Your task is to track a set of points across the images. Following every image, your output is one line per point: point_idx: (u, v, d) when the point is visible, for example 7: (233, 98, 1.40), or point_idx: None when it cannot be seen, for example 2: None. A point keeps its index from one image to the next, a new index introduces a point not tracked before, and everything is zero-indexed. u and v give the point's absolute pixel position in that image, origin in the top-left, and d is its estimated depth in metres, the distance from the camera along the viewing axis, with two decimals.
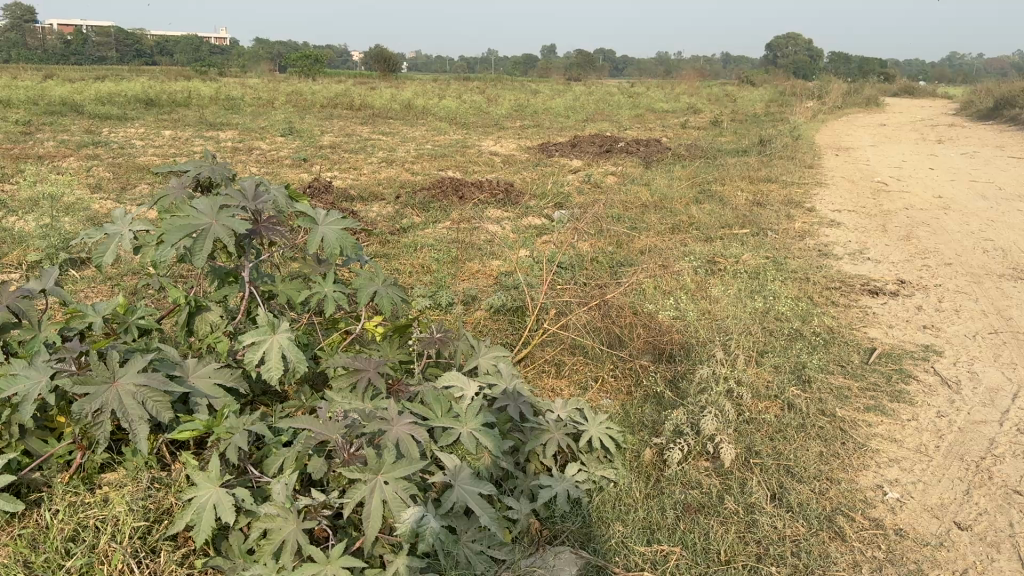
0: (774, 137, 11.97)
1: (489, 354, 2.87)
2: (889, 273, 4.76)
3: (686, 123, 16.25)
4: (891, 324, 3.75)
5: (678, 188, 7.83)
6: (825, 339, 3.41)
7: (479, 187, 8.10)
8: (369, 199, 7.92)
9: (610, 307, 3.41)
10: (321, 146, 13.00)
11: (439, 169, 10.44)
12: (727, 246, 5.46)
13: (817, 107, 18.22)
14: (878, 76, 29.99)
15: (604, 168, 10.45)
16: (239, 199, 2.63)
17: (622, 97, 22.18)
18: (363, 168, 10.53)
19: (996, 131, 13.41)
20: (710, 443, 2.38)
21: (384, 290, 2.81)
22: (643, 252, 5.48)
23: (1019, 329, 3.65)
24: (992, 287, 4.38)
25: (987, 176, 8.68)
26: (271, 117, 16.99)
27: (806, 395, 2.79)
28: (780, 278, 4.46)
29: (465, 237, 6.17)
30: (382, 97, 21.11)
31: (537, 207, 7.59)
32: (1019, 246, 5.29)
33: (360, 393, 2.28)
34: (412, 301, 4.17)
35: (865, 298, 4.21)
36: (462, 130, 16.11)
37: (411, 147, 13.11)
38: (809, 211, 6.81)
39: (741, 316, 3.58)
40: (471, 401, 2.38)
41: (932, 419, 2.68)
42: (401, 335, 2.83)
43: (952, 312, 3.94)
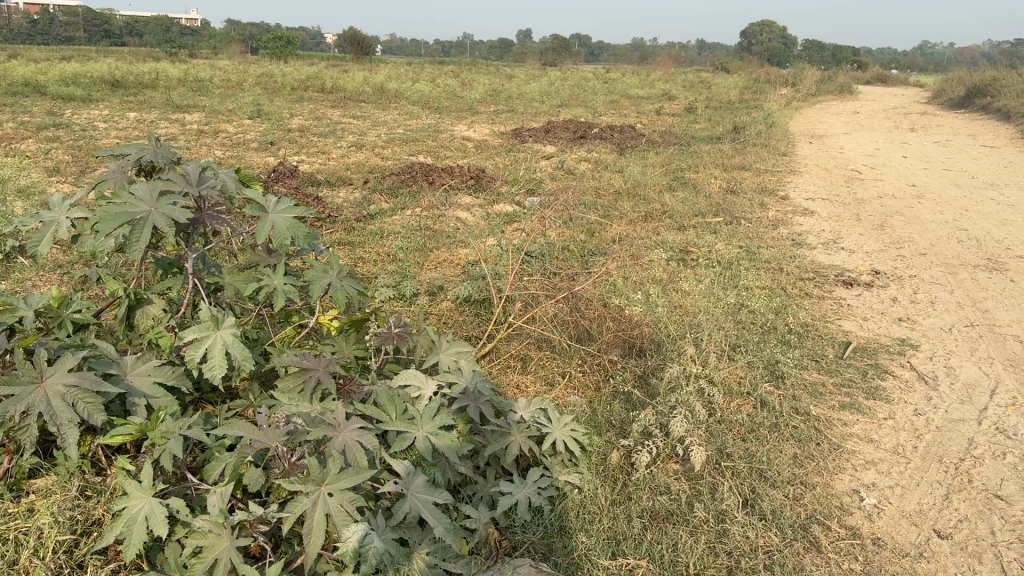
0: (748, 124, 11.91)
1: (451, 350, 2.73)
2: (863, 263, 4.68)
3: (661, 109, 16.17)
4: (865, 317, 3.66)
5: (651, 176, 7.74)
6: (798, 333, 3.31)
7: (449, 172, 7.94)
8: (337, 184, 7.74)
9: (578, 301, 3.30)
10: (291, 130, 12.74)
11: (410, 153, 10.27)
12: (700, 235, 5.35)
13: (792, 94, 18.22)
14: (851, 65, 30.15)
15: (578, 154, 10.32)
16: (182, 183, 2.47)
17: (598, 83, 22.07)
18: (332, 152, 10.32)
19: (968, 119, 13.46)
20: (680, 445, 2.26)
21: (339, 282, 2.66)
22: (615, 241, 5.37)
23: (996, 322, 3.58)
24: (967, 278, 4.32)
25: (960, 165, 8.67)
26: (240, 100, 16.65)
27: (780, 393, 2.68)
28: (753, 269, 4.37)
29: (434, 224, 6.02)
30: (354, 80, 20.82)
31: (508, 194, 7.46)
32: (993, 236, 5.24)
33: (307, 393, 2.13)
34: (376, 292, 4.03)
35: (839, 289, 4.12)
36: (435, 114, 15.88)
37: (383, 131, 12.92)
38: (782, 199, 6.73)
39: (713, 308, 3.49)
40: (429, 402, 2.25)
41: (908, 418, 2.59)
42: (358, 329, 2.69)
43: (927, 304, 3.86)
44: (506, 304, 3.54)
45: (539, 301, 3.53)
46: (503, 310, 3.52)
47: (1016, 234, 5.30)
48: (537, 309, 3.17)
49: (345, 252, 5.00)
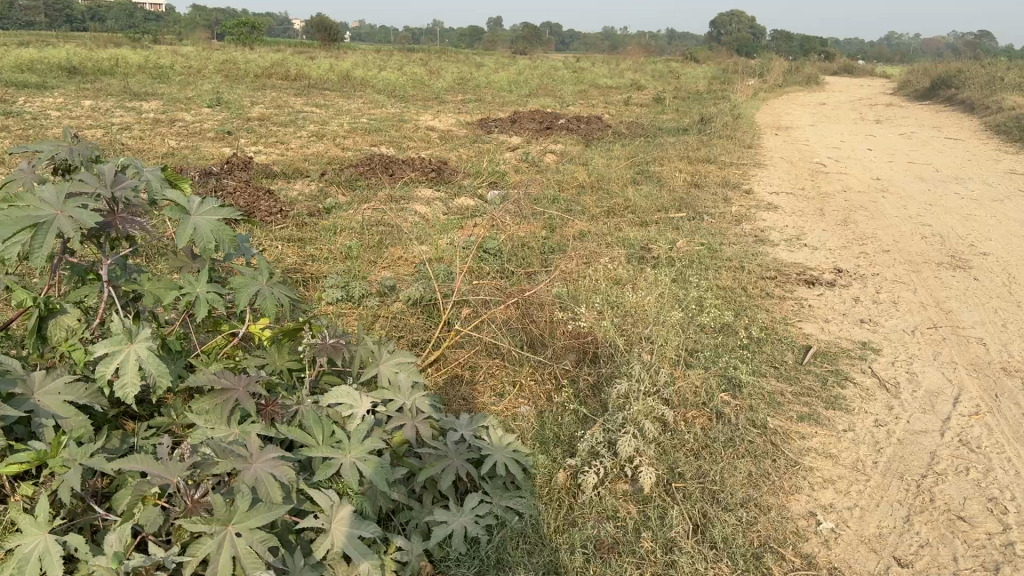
0: (715, 115, 11.84)
1: (392, 360, 2.54)
2: (826, 261, 4.59)
3: (628, 100, 16.07)
4: (827, 319, 3.56)
5: (615, 169, 7.62)
6: (759, 338, 3.19)
7: (410, 164, 7.74)
8: (293, 177, 7.51)
9: (530, 307, 3.15)
10: (250, 118, 12.43)
11: (371, 144, 10.05)
12: (663, 231, 5.24)
13: (759, 84, 18.25)
14: (819, 55, 30.30)
15: (544, 145, 10.17)
16: (93, 184, 2.26)
17: (566, 72, 21.94)
18: (291, 142, 10.06)
19: (932, 111, 13.53)
20: (629, 465, 2.13)
21: (268, 290, 2.48)
22: (576, 238, 5.23)
23: (959, 324, 3.49)
24: (931, 276, 4.24)
25: (924, 158, 8.66)
26: (200, 87, 16.24)
27: (736, 404, 2.56)
28: (714, 268, 4.26)
29: (391, 219, 5.84)
30: (320, 67, 20.48)
31: (471, 186, 7.29)
32: (956, 232, 5.19)
33: (224, 416, 1.97)
34: (322, 294, 3.85)
35: (801, 289, 4.03)
36: (400, 103, 15.61)
37: (346, 121, 12.67)
38: (747, 193, 6.65)
39: (672, 309, 3.36)
40: (361, 421, 2.10)
41: (869, 430, 2.48)
42: (291, 339, 2.51)
43: (890, 305, 3.77)
44: (457, 308, 3.38)
45: (493, 305, 3.38)
46: (452, 313, 3.35)
47: (980, 229, 5.25)
48: (487, 314, 3.01)
49: (295, 250, 4.80)
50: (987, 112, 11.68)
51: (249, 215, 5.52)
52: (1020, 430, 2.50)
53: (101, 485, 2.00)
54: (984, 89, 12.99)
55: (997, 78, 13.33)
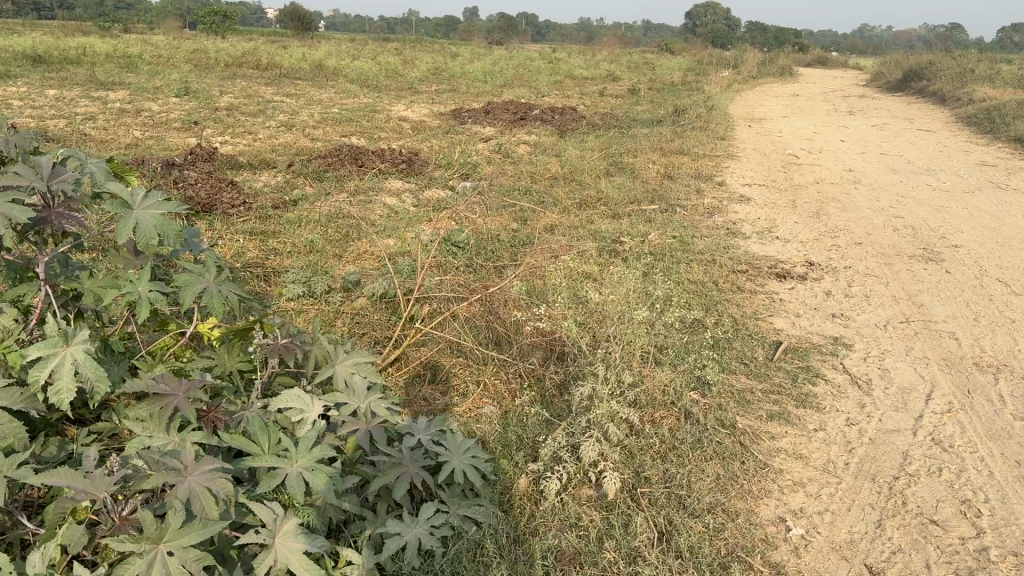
0: (689, 107, 11.80)
1: (349, 360, 2.43)
2: (798, 254, 4.54)
3: (603, 91, 15.99)
4: (798, 313, 3.50)
5: (588, 161, 7.54)
6: (729, 334, 3.12)
7: (380, 155, 7.60)
8: (260, 168, 7.34)
9: (495, 303, 3.06)
10: (218, 108, 12.19)
11: (341, 134, 9.89)
12: (634, 224, 5.16)
13: (733, 76, 18.27)
14: (793, 46, 30.40)
15: (517, 136, 10.05)
16: (28, 177, 2.12)
17: (541, 63, 21.83)
18: (259, 133, 9.86)
19: (904, 103, 13.58)
20: (593, 471, 2.05)
21: (216, 288, 2.37)
22: (547, 230, 5.14)
23: (931, 318, 3.45)
24: (902, 268, 4.21)
25: (897, 149, 8.67)
26: (168, 76, 15.91)
27: (705, 404, 2.48)
28: (684, 262, 4.19)
29: (358, 212, 5.71)
30: (292, 56, 20.19)
31: (441, 177, 7.17)
32: (928, 224, 5.17)
33: (162, 424, 1.86)
34: (283, 289, 3.73)
35: (772, 283, 3.97)
36: (373, 93, 15.41)
37: (316, 111, 12.47)
38: (719, 185, 6.59)
39: (641, 305, 3.28)
40: (311, 427, 2.00)
41: (840, 429, 2.42)
42: (242, 339, 2.41)
43: (862, 299, 3.72)
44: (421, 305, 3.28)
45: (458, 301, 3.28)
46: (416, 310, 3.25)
47: (951, 221, 5.23)
48: (449, 311, 2.91)
49: (257, 243, 4.66)
50: (958, 104, 11.75)
51: (211, 208, 5.36)
52: (992, 427, 2.45)
53: (35, 497, 1.88)
54: (954, 81, 13.06)
55: (967, 70, 13.41)
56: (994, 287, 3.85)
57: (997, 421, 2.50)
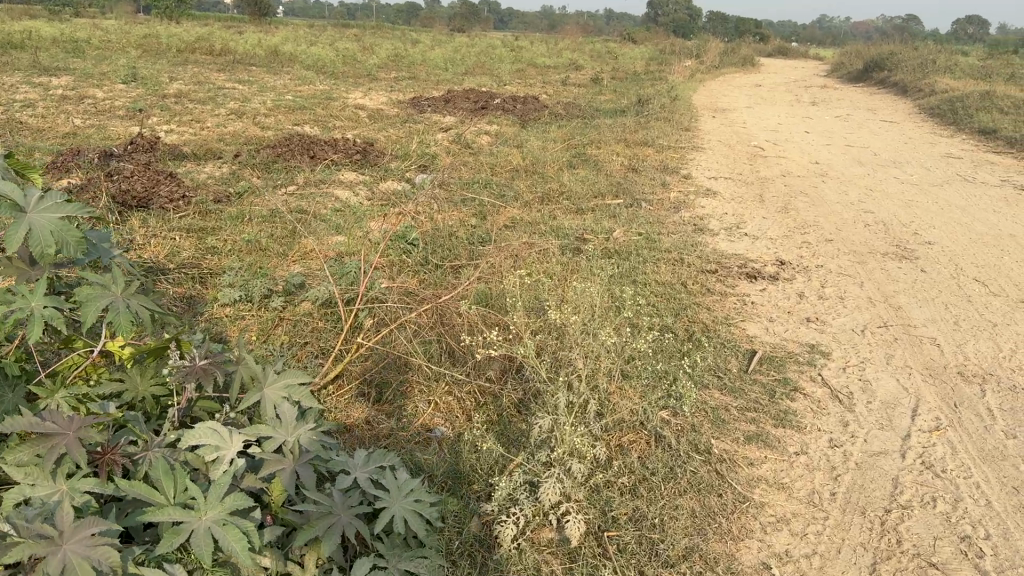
0: (653, 97, 11.62)
1: (280, 381, 2.17)
2: (768, 252, 4.35)
3: (566, 80, 15.76)
4: (771, 317, 3.30)
5: (551, 152, 7.30)
6: (700, 343, 2.91)
7: (333, 145, 7.27)
8: (205, 159, 6.97)
9: (449, 313, 2.82)
10: (166, 95, 11.71)
11: (294, 122, 9.51)
12: (598, 220, 4.94)
13: (696, 65, 18.15)
14: (754, 37, 30.48)
15: (478, 126, 9.77)
16: None
17: (504, 51, 21.53)
18: (207, 121, 9.44)
19: (866, 94, 13.56)
20: (553, 513, 1.81)
21: (125, 302, 2.09)
22: (507, 227, 4.89)
23: (910, 322, 3.27)
24: (876, 267, 4.04)
25: (862, 141, 8.56)
26: (115, 62, 15.31)
27: (676, 424, 2.26)
28: (651, 264, 3.98)
29: (308, 206, 5.40)
30: (247, 42, 19.61)
31: (397, 168, 6.88)
32: (899, 219, 5.02)
33: (47, 470, 1.58)
34: (218, 295, 3.43)
35: (743, 284, 3.77)
36: (330, 80, 14.98)
37: (270, 98, 12.04)
38: (685, 178, 6.40)
39: (607, 312, 3.06)
40: (227, 468, 1.73)
41: (824, 453, 2.21)
42: (157, 360, 2.13)
43: (837, 301, 3.53)
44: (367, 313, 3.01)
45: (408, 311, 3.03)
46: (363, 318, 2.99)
47: (923, 216, 5.10)
48: (397, 322, 2.65)
49: (195, 242, 4.34)
50: (920, 95, 11.73)
51: (147, 203, 5.02)
52: (984, 448, 2.26)
53: None
54: (916, 72, 13.06)
55: (928, 61, 13.44)
56: (971, 287, 3.70)
57: (988, 439, 2.32)
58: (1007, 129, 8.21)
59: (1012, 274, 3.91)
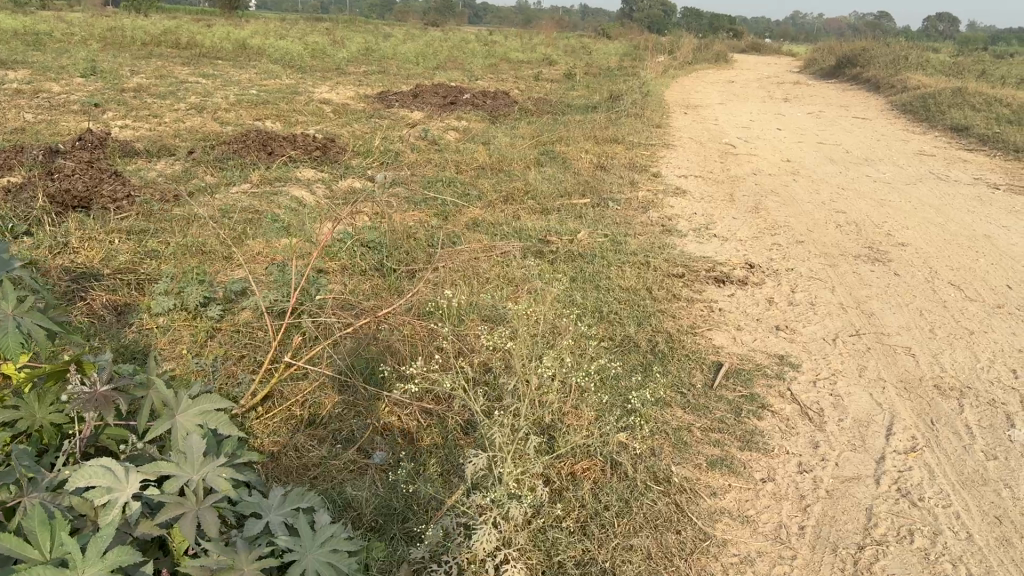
0: (625, 93, 11.47)
1: (193, 407, 1.95)
2: (736, 254, 4.20)
3: (539, 75, 15.57)
4: (738, 325, 3.14)
5: (518, 149, 7.12)
6: (663, 355, 2.73)
7: (292, 141, 7.01)
8: (158, 155, 6.68)
9: (391, 326, 2.62)
10: (125, 90, 11.35)
11: (255, 118, 9.23)
12: (563, 221, 4.75)
13: (669, 61, 18.06)
14: (727, 33, 30.51)
15: (446, 122, 9.54)
16: None
17: (476, 45, 21.33)
18: (164, 116, 9.13)
19: (838, 90, 13.52)
20: (491, 561, 1.60)
21: (18, 321, 1.87)
22: (468, 228, 4.69)
23: (883, 330, 3.12)
24: (848, 270, 3.90)
25: (834, 138, 8.47)
26: (75, 55, 14.87)
27: (634, 448, 2.07)
28: (615, 268, 3.81)
29: (261, 206, 5.15)
30: (214, 35, 19.20)
31: (359, 165, 6.64)
32: (871, 219, 4.90)
33: None
34: (151, 303, 3.19)
35: (710, 289, 3.60)
36: (297, 74, 14.65)
37: (233, 93, 11.73)
38: (653, 177, 6.23)
39: (565, 323, 2.88)
40: (119, 512, 1.53)
41: (793, 480, 2.03)
42: (56, 385, 1.91)
43: (808, 307, 3.38)
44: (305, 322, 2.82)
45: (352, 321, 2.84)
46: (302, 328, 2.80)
47: (896, 216, 4.98)
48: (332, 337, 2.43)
49: (135, 246, 4.09)
50: (891, 91, 11.68)
51: (88, 203, 4.74)
52: (962, 471, 2.11)
53: None
54: (888, 68, 13.03)
55: (900, 57, 13.40)
56: (946, 293, 3.58)
57: (968, 461, 2.17)
58: (979, 126, 8.15)
59: (989, 278, 3.79)
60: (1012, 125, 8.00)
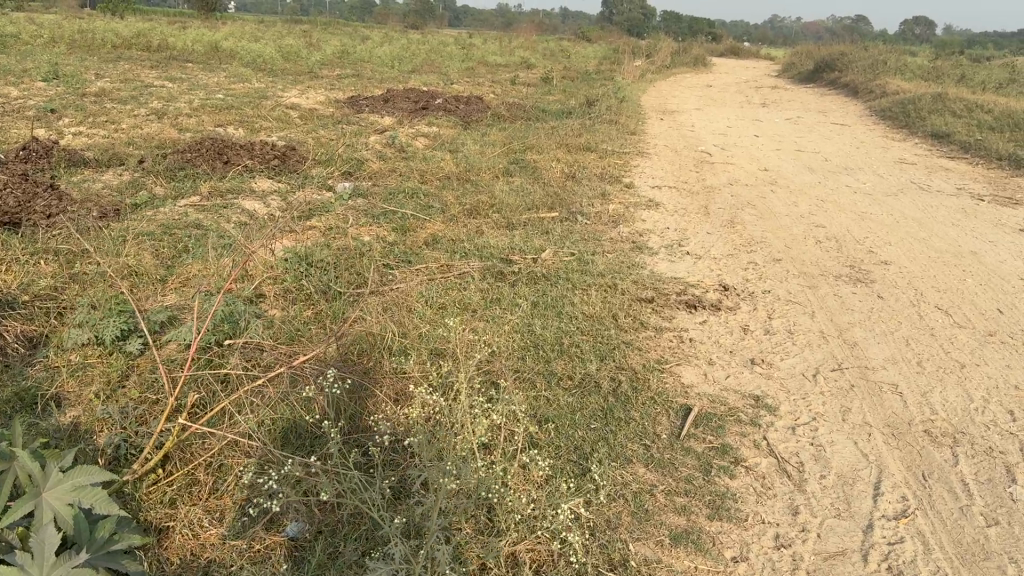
0: (601, 98, 11.22)
1: (66, 481, 1.64)
2: (710, 274, 3.95)
3: (515, 79, 15.32)
4: (710, 359, 2.87)
5: (487, 158, 6.85)
6: (626, 397, 2.46)
7: (249, 149, 6.66)
8: (107, 164, 6.31)
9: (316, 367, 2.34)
10: (85, 94, 10.93)
11: (217, 123, 8.88)
12: (528, 237, 4.48)
13: (647, 65, 17.88)
14: (706, 36, 30.48)
15: (416, 128, 9.24)
16: None
17: (454, 47, 21.06)
18: (122, 122, 8.74)
19: (817, 95, 13.37)
20: None
21: None
22: (428, 244, 4.41)
23: (867, 364, 2.87)
24: (828, 292, 3.66)
25: (813, 145, 8.27)
26: (39, 58, 14.40)
27: (587, 524, 1.81)
28: (579, 292, 3.54)
29: (207, 220, 4.81)
30: (186, 37, 18.77)
31: (319, 174, 6.30)
32: (852, 234, 4.67)
33: None
34: (63, 336, 2.85)
35: (680, 316, 3.33)
36: (269, 78, 14.27)
37: (198, 97, 11.35)
38: (626, 188, 5.97)
39: (516, 367, 2.60)
40: None
41: (769, 559, 1.78)
42: None
43: (786, 337, 3.12)
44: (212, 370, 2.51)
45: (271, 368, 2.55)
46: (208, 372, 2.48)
47: (877, 231, 4.75)
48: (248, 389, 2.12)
49: (59, 267, 3.73)
50: (870, 97, 11.51)
51: (18, 220, 4.38)
52: (961, 541, 1.87)
53: None
54: (867, 72, 12.90)
55: (878, 61, 13.26)
56: (934, 318, 3.34)
57: (966, 528, 1.92)
58: (960, 133, 7.99)
59: (978, 301, 3.56)
60: (994, 131, 7.84)
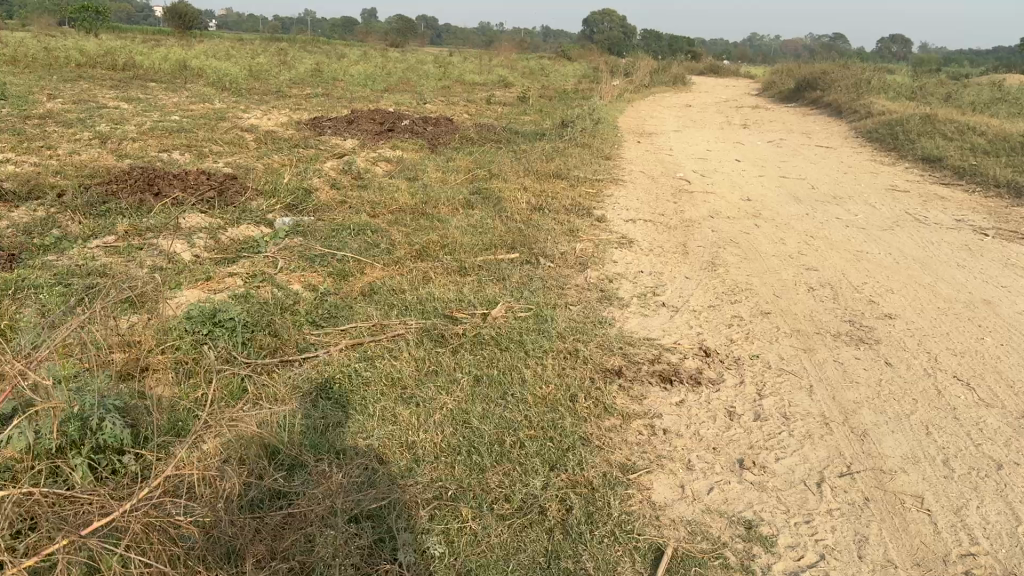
0: (577, 119, 10.68)
1: None
2: (690, 333, 3.38)
3: (491, 99, 14.80)
4: (690, 461, 2.29)
5: (448, 188, 6.28)
6: (579, 532, 1.90)
7: (184, 179, 6.03)
8: (22, 197, 5.67)
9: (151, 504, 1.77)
10: (29, 116, 10.24)
11: (163, 148, 8.24)
12: (481, 285, 3.91)
13: (627, 83, 17.45)
14: (687, 54, 30.22)
15: (378, 152, 8.65)
16: None
17: (431, 66, 20.52)
18: (58, 148, 8.07)
19: (800, 115, 12.93)
20: None
21: None
22: (365, 295, 3.82)
23: (885, 464, 2.31)
24: (828, 358, 3.10)
25: (798, 171, 7.77)
26: None
27: None
28: (532, 360, 2.95)
29: (116, 265, 4.19)
30: (154, 55, 18.13)
31: (259, 208, 5.69)
32: (848, 279, 4.14)
33: None
34: None
35: (652, 394, 2.75)
36: (233, 99, 13.60)
37: (152, 119, 10.70)
38: (597, 222, 5.42)
39: (435, 495, 2.02)
40: None
41: None
42: None
43: (782, 424, 2.55)
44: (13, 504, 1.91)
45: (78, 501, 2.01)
46: None
47: (876, 274, 4.22)
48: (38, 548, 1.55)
49: None
50: (855, 117, 11.05)
51: None
52: None
53: None
54: (851, 91, 12.45)
55: (863, 79, 12.84)
56: (956, 392, 2.80)
57: None
58: (954, 157, 7.51)
59: (1004, 367, 3.02)
60: (989, 155, 7.37)
